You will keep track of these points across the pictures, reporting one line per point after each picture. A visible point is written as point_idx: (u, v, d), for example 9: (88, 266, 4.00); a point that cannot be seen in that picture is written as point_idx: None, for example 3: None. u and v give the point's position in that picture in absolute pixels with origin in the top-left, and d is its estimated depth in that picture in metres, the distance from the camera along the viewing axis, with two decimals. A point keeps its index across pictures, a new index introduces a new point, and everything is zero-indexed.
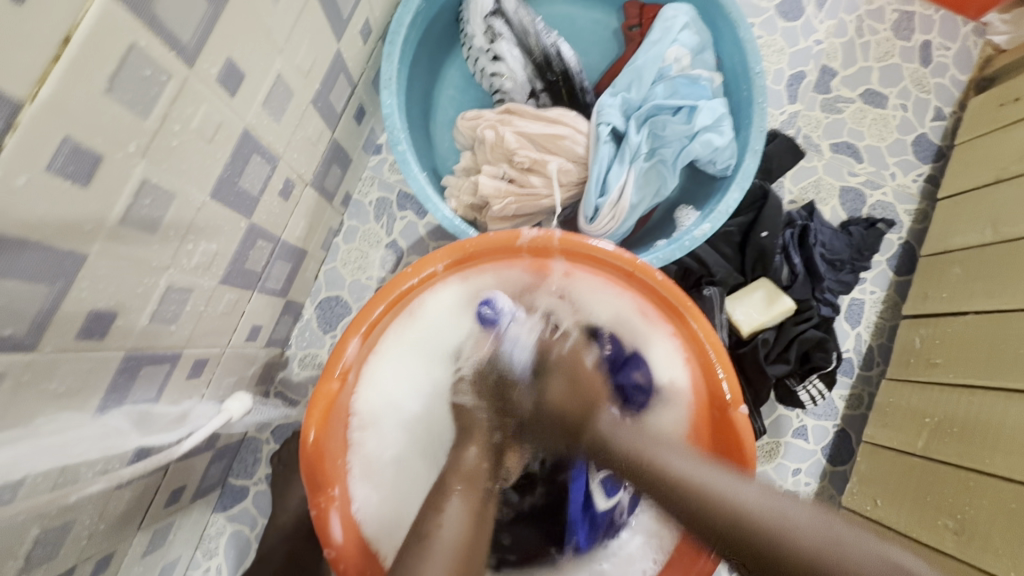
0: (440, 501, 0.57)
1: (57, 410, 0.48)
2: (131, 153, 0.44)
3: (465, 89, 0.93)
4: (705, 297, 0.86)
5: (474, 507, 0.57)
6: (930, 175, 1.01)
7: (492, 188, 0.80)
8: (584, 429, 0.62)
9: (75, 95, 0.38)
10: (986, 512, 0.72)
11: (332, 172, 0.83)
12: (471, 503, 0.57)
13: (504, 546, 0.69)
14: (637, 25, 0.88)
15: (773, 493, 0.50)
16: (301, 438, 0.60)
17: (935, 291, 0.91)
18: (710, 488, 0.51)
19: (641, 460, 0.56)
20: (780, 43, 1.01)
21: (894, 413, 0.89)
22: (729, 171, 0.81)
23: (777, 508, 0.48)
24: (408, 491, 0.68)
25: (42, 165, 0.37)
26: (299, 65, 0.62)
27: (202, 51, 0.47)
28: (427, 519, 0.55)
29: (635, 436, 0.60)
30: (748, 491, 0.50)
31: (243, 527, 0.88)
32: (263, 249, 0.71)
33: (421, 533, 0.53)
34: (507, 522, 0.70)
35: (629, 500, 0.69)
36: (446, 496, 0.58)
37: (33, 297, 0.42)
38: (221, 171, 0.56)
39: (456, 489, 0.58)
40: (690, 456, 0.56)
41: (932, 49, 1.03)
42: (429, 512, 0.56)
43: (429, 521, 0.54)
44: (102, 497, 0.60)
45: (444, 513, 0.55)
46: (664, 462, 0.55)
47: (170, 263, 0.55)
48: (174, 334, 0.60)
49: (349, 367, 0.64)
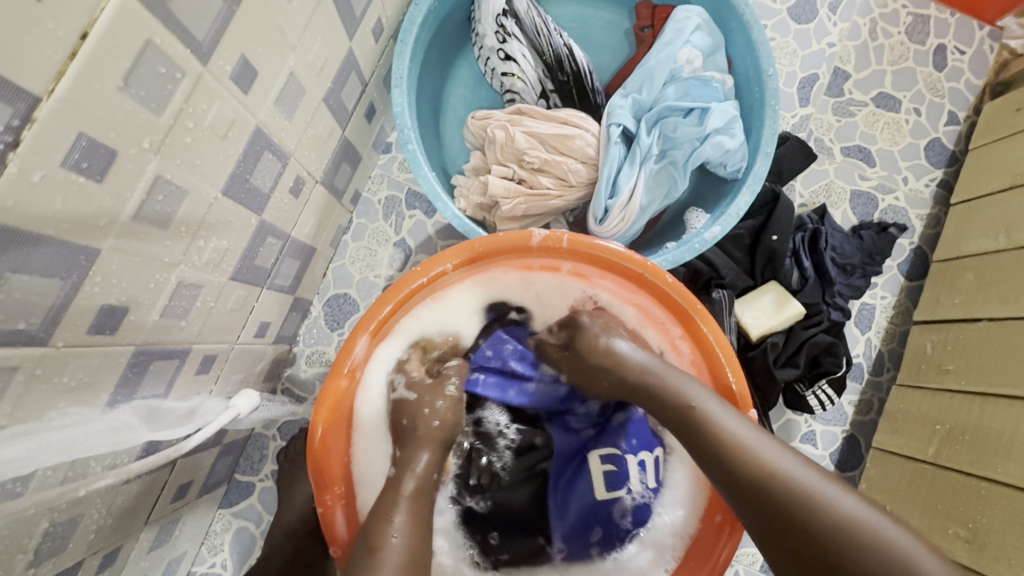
0: (390, 511, 0.56)
1: (68, 404, 0.48)
2: (145, 149, 0.45)
3: (475, 88, 0.93)
4: (714, 299, 0.85)
5: (418, 513, 0.57)
6: (943, 180, 1.00)
7: (501, 187, 0.80)
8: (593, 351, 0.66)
9: (90, 91, 0.38)
10: (999, 522, 0.71)
11: (341, 171, 0.83)
12: (417, 516, 0.56)
13: (495, 546, 0.69)
14: (649, 26, 0.88)
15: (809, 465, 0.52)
16: (308, 436, 0.60)
17: (947, 297, 0.90)
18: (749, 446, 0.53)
19: (685, 412, 0.57)
20: (793, 45, 1.00)
21: (904, 420, 0.88)
22: (740, 174, 0.80)
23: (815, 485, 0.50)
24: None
25: (58, 160, 0.38)
26: (311, 63, 0.63)
27: (217, 48, 0.47)
28: (374, 533, 0.54)
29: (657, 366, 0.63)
30: (787, 462, 0.52)
31: (248, 523, 0.88)
32: (272, 246, 0.71)
33: (370, 545, 0.53)
34: (485, 515, 0.70)
35: (632, 504, 0.68)
36: (395, 504, 0.56)
37: (46, 292, 0.42)
38: (233, 168, 0.56)
39: (403, 493, 0.58)
40: (730, 411, 0.58)
41: (947, 52, 1.02)
42: (377, 521, 0.55)
43: (379, 527, 0.54)
44: (110, 492, 0.60)
45: (392, 522, 0.55)
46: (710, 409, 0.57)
47: (181, 259, 0.55)
48: (183, 330, 0.60)
49: (358, 366, 0.64)
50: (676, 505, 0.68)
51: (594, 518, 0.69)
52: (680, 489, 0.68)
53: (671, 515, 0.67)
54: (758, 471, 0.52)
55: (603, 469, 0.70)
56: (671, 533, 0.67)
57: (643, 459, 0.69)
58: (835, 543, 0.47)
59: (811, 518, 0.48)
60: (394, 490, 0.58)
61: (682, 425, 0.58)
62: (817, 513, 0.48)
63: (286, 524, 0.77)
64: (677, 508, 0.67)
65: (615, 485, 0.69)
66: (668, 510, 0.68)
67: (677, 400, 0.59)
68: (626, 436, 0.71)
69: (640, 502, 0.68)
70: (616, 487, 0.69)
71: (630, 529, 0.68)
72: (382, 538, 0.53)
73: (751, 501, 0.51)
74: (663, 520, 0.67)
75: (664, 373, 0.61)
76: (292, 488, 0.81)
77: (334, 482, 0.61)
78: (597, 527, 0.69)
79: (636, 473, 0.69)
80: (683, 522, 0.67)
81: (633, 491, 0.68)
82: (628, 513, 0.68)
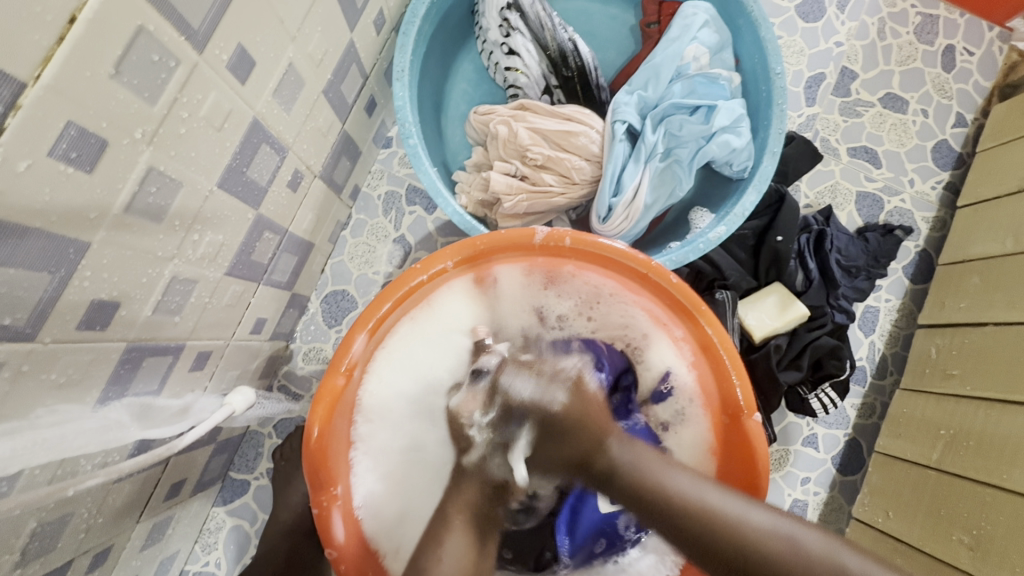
0: (443, 534, 0.64)
1: (57, 401, 0.47)
2: (137, 139, 0.43)
3: (477, 83, 0.91)
4: (717, 301, 0.84)
5: (471, 533, 0.64)
6: (949, 183, 0.99)
7: (503, 184, 0.78)
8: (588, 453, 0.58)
9: (79, 79, 0.36)
10: (1003, 528, 0.70)
11: (341, 165, 0.82)
12: (472, 539, 0.64)
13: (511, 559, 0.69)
14: (655, 22, 0.86)
15: (813, 532, 0.50)
16: (304, 435, 0.58)
17: (953, 301, 0.89)
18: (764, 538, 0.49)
19: (654, 495, 0.54)
20: (800, 44, 0.99)
21: (907, 425, 0.87)
22: (746, 173, 0.79)
23: (794, 537, 0.49)
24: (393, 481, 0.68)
25: (45, 149, 0.36)
26: (311, 54, 0.61)
27: (213, 36, 0.46)
28: None
29: (647, 458, 0.57)
30: (763, 520, 0.51)
31: (243, 522, 0.87)
32: (269, 241, 0.70)
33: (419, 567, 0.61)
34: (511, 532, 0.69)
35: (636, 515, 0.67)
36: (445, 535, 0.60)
37: (33, 286, 0.41)
38: (229, 161, 0.55)
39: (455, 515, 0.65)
40: (699, 479, 0.55)
41: (955, 53, 1.01)
42: None
43: (429, 557, 0.62)
44: (101, 490, 0.59)
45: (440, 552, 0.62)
46: (714, 502, 0.52)
47: (175, 254, 0.53)
48: (177, 326, 0.59)
49: (355, 363, 0.63)
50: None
51: (598, 528, 0.69)
52: None
53: None
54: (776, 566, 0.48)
55: None
56: None
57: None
58: None
59: None
60: (443, 510, 0.66)
61: (686, 536, 0.51)
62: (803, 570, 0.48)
63: (282, 524, 0.76)
64: None
65: None
66: None
67: (643, 481, 0.55)
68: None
69: None
70: None
71: (632, 536, 0.67)
72: None
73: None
74: None
75: (623, 450, 0.58)
76: (288, 487, 0.80)
77: (332, 481, 0.60)
78: (602, 538, 0.68)
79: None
80: None
81: None
82: (633, 524, 0.67)
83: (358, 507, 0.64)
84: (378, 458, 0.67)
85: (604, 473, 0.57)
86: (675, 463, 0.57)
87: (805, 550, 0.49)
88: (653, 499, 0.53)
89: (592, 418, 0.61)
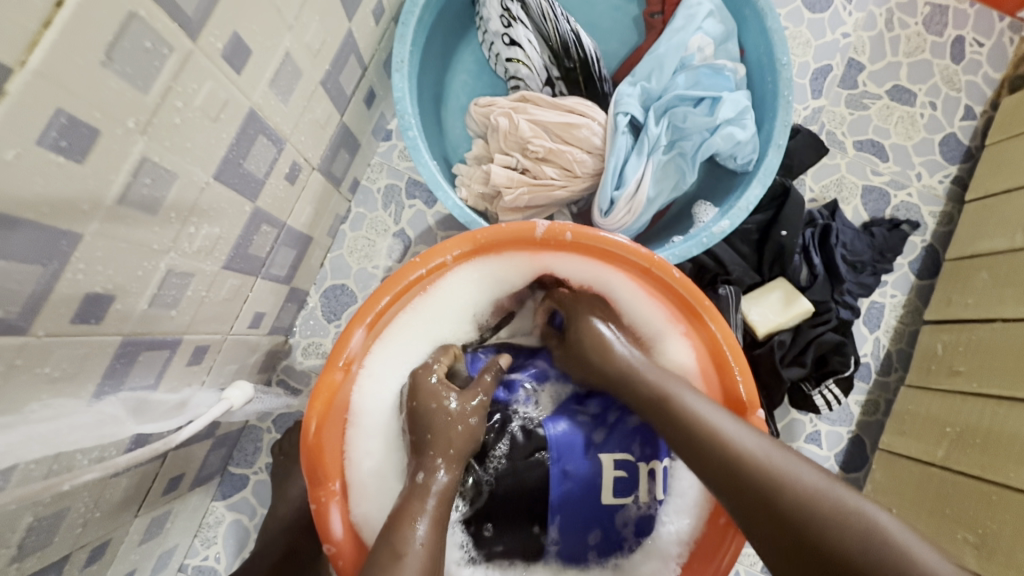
0: (415, 516, 0.54)
1: (51, 396, 0.47)
2: (130, 129, 0.42)
3: (478, 75, 0.90)
4: (720, 296, 0.83)
5: (442, 518, 0.55)
6: (957, 177, 0.97)
7: (504, 177, 0.77)
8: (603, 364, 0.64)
9: (68, 65, 0.35)
10: (1010, 528, 0.69)
11: (340, 157, 0.81)
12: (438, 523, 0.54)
13: (488, 538, 0.65)
14: (659, 11, 0.85)
15: (808, 465, 0.50)
16: (302, 429, 0.59)
17: (960, 297, 0.88)
18: (763, 462, 0.50)
19: (662, 403, 0.58)
20: (806, 35, 0.97)
21: (912, 422, 0.86)
22: (751, 166, 0.78)
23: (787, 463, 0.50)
24: (372, 488, 0.63)
25: (34, 138, 0.35)
26: (308, 43, 0.60)
27: (207, 24, 0.45)
28: (396, 537, 0.52)
29: (664, 374, 0.61)
30: (759, 445, 0.52)
31: (242, 516, 0.87)
32: (267, 234, 0.69)
33: (391, 549, 0.51)
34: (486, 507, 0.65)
35: (636, 513, 0.66)
36: (419, 513, 0.54)
37: (24, 278, 0.40)
38: (225, 152, 0.54)
39: (430, 497, 0.56)
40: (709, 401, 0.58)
41: (964, 45, 0.99)
42: (399, 525, 0.53)
43: (401, 532, 0.53)
44: (98, 484, 0.59)
45: (416, 529, 0.53)
46: (723, 426, 0.54)
47: (170, 246, 0.53)
48: (173, 320, 0.58)
49: (353, 358, 0.63)
50: (682, 514, 0.66)
51: (595, 521, 0.65)
52: (685, 498, 0.66)
53: (677, 524, 0.66)
54: (760, 483, 0.49)
55: (615, 475, 0.65)
56: (676, 541, 0.65)
57: (653, 468, 0.67)
58: (810, 523, 0.46)
59: (809, 524, 0.46)
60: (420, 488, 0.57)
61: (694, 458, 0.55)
62: (785, 491, 0.48)
63: (281, 518, 0.76)
64: (683, 516, 0.66)
65: (625, 492, 0.65)
66: (674, 519, 0.66)
67: (655, 391, 0.59)
68: (640, 442, 0.68)
69: (645, 512, 0.66)
70: (625, 494, 0.65)
71: (628, 533, 0.67)
72: (403, 544, 0.52)
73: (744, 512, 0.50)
74: (668, 528, 0.66)
75: (647, 366, 0.62)
76: (286, 481, 0.79)
77: (330, 477, 0.60)
78: (597, 530, 0.66)
79: (645, 484, 0.66)
80: (689, 531, 0.65)
81: (639, 500, 0.66)
82: (630, 522, 0.66)
83: (355, 522, 0.62)
84: None
85: (619, 380, 0.63)
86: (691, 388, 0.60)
87: (795, 473, 0.49)
88: (659, 406, 0.58)
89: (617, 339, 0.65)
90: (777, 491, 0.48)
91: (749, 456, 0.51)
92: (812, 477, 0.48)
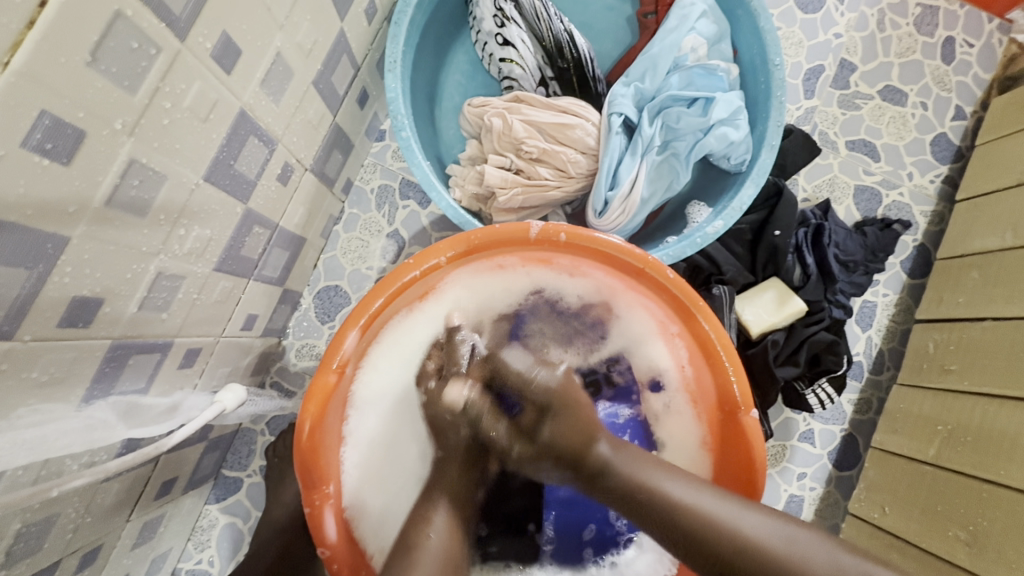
0: (427, 513, 0.60)
1: (39, 401, 0.46)
2: (117, 130, 0.42)
3: (472, 75, 0.89)
4: (714, 296, 0.83)
5: (457, 520, 0.61)
6: (948, 176, 0.98)
7: (498, 177, 0.77)
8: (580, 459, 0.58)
9: (53, 66, 0.35)
10: (1001, 524, 0.70)
11: (333, 158, 0.81)
12: (455, 526, 0.60)
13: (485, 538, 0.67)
14: (652, 11, 0.85)
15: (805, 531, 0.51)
16: (295, 433, 0.57)
17: (950, 296, 0.88)
18: (763, 543, 0.50)
19: (647, 500, 0.54)
20: (798, 35, 0.97)
21: (904, 420, 0.87)
22: (744, 167, 0.78)
23: (788, 536, 0.51)
24: (390, 490, 0.67)
25: (18, 140, 0.35)
26: (300, 43, 0.60)
27: (196, 23, 0.44)
28: (412, 535, 0.58)
29: (641, 463, 0.57)
30: (758, 524, 0.51)
31: (236, 519, 0.86)
32: (259, 236, 0.69)
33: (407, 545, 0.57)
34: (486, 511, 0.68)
35: None
36: (433, 515, 0.60)
37: (10, 282, 0.39)
38: (216, 153, 0.54)
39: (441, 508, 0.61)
40: (696, 483, 0.55)
41: (955, 45, 1.00)
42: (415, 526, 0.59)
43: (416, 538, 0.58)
44: (89, 490, 0.58)
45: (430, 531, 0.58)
46: (715, 510, 0.52)
47: (160, 249, 0.52)
48: (164, 323, 0.58)
49: (347, 360, 0.61)
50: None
51: (589, 516, 0.68)
52: None
53: None
54: (770, 572, 0.49)
55: None
56: None
57: None
58: None
59: None
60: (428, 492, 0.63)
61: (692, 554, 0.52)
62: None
63: (274, 521, 0.76)
64: None
65: None
66: None
67: (637, 486, 0.55)
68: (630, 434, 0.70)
69: None
70: None
71: (622, 527, 0.67)
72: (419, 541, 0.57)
73: None
74: None
75: (620, 458, 0.57)
76: (280, 484, 0.79)
77: (323, 481, 0.59)
78: (591, 525, 0.68)
79: None
80: None
81: None
82: (625, 516, 0.67)
83: (348, 504, 0.63)
84: (371, 454, 0.66)
85: (596, 478, 0.57)
86: (669, 469, 0.57)
87: (799, 553, 0.50)
88: (647, 506, 0.54)
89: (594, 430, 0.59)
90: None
91: (747, 538, 0.50)
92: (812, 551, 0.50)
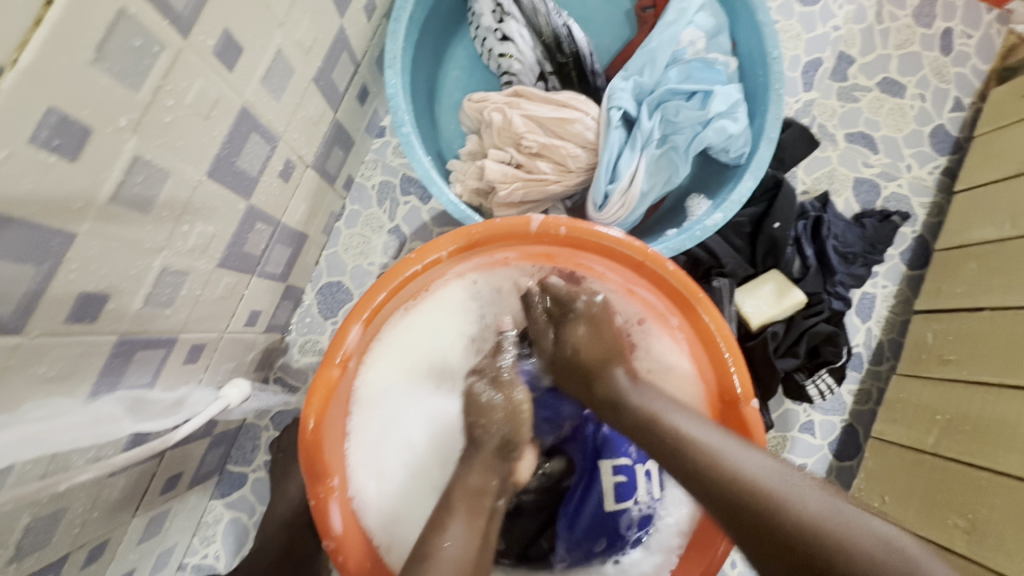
0: (445, 518, 0.57)
1: (47, 395, 0.46)
2: (121, 128, 0.42)
3: (471, 70, 0.90)
4: (713, 288, 0.84)
5: (475, 524, 0.58)
6: (946, 168, 0.98)
7: (498, 172, 0.78)
8: (602, 389, 0.63)
9: (58, 63, 0.35)
10: (999, 512, 0.70)
11: (333, 155, 0.81)
12: (475, 526, 0.57)
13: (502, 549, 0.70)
14: (651, 6, 0.85)
15: (807, 482, 0.50)
16: (299, 427, 0.58)
17: (950, 286, 0.89)
18: (762, 485, 0.49)
19: (652, 422, 0.58)
20: (797, 28, 0.98)
21: (904, 410, 0.87)
22: (743, 159, 0.78)
23: (781, 476, 0.50)
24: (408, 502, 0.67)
25: (25, 137, 0.35)
26: (300, 40, 0.60)
27: (197, 21, 0.45)
28: (427, 540, 0.55)
29: (659, 402, 0.60)
30: (753, 461, 0.51)
31: (241, 514, 0.87)
32: (261, 233, 0.69)
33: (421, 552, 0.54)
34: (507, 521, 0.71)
35: (638, 514, 0.67)
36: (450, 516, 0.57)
37: (17, 278, 0.40)
38: (218, 150, 0.54)
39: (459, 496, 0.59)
40: (700, 417, 0.58)
41: (953, 37, 1.00)
42: (431, 532, 0.56)
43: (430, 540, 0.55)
44: (96, 484, 0.59)
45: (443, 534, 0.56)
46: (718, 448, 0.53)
47: (164, 245, 0.53)
48: (168, 319, 0.58)
49: (350, 355, 0.62)
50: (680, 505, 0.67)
51: (601, 528, 0.67)
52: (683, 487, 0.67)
53: (676, 516, 0.66)
54: (759, 502, 0.49)
55: (614, 481, 0.68)
56: (676, 532, 0.66)
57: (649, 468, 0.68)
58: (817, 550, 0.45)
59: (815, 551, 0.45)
60: (447, 500, 0.59)
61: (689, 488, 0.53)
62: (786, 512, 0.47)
63: (280, 516, 0.76)
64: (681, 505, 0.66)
65: (624, 496, 0.67)
66: (672, 510, 0.67)
67: (644, 411, 0.59)
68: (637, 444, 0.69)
69: (646, 512, 0.67)
70: (624, 498, 0.67)
71: (634, 536, 0.67)
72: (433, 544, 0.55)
73: (744, 531, 0.49)
74: (667, 521, 0.67)
75: (633, 388, 0.62)
76: (285, 479, 0.80)
77: (328, 473, 0.59)
78: (602, 538, 0.67)
79: (643, 483, 0.67)
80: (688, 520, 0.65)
81: (640, 502, 0.67)
82: (634, 525, 0.67)
83: (353, 497, 0.64)
84: (374, 448, 0.67)
85: (605, 402, 0.63)
86: (678, 406, 0.60)
87: (793, 494, 0.48)
88: (649, 426, 0.57)
89: (612, 361, 0.65)
90: (777, 514, 0.48)
91: (748, 482, 0.50)
92: (808, 496, 0.48)
